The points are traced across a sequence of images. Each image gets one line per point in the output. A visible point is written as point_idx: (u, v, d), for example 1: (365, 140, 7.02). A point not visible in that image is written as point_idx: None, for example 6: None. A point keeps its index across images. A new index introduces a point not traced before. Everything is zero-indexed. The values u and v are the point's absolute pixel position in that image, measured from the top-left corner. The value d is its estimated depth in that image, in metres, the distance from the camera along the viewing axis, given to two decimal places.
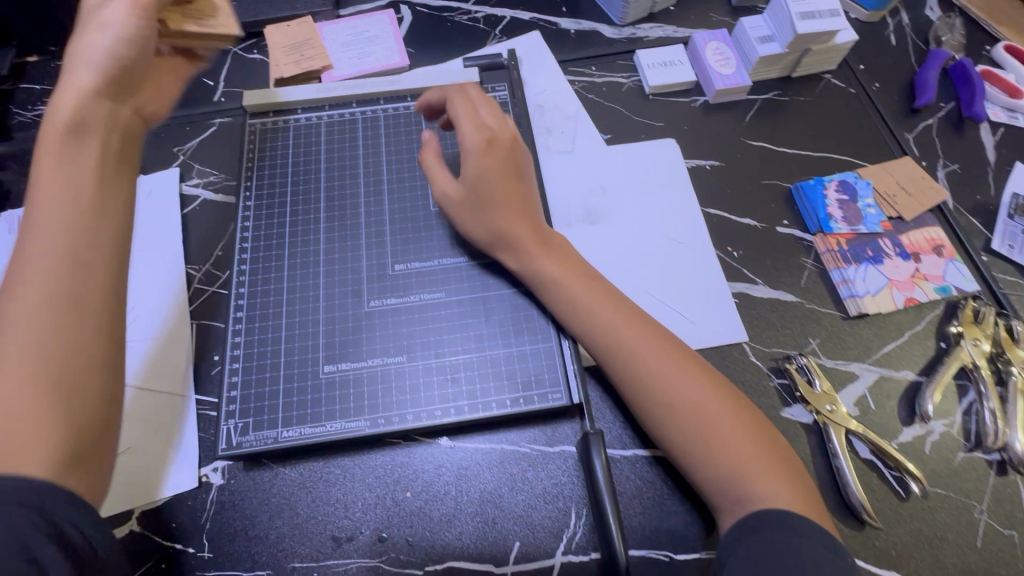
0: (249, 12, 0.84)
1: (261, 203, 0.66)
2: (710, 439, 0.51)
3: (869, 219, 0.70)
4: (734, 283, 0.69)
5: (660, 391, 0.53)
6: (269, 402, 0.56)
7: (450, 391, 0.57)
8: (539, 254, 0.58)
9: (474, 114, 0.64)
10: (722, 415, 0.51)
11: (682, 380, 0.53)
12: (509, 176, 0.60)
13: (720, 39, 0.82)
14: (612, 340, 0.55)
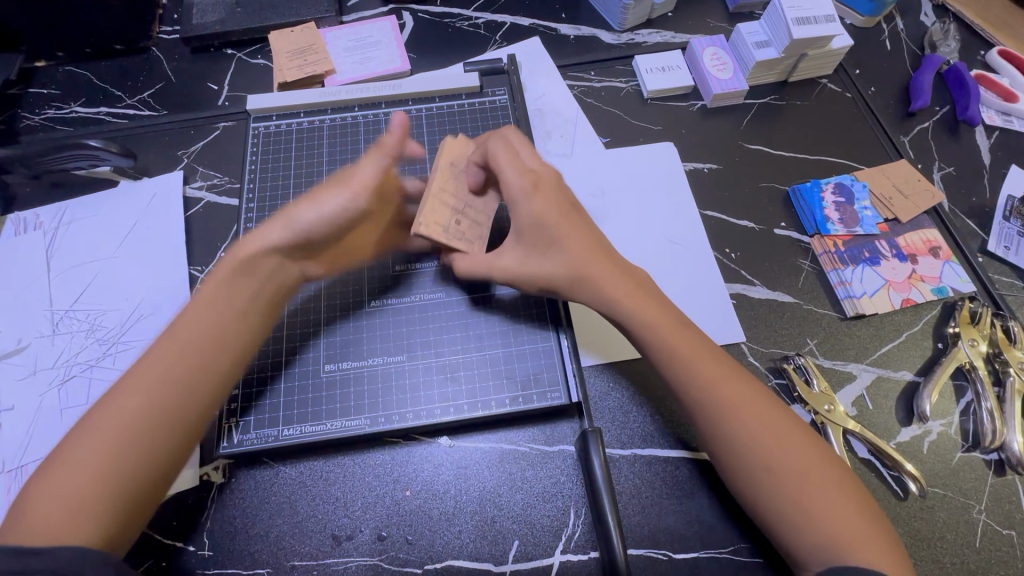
0: (253, 19, 0.86)
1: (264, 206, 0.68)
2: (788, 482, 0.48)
3: (865, 221, 0.71)
4: (732, 284, 0.70)
5: (734, 422, 0.50)
6: (270, 401, 0.57)
7: (450, 391, 0.58)
8: (624, 297, 0.55)
9: (513, 154, 0.57)
10: (797, 456, 0.49)
11: (756, 414, 0.51)
12: (573, 222, 0.57)
13: (718, 44, 0.83)
14: (713, 393, 0.51)
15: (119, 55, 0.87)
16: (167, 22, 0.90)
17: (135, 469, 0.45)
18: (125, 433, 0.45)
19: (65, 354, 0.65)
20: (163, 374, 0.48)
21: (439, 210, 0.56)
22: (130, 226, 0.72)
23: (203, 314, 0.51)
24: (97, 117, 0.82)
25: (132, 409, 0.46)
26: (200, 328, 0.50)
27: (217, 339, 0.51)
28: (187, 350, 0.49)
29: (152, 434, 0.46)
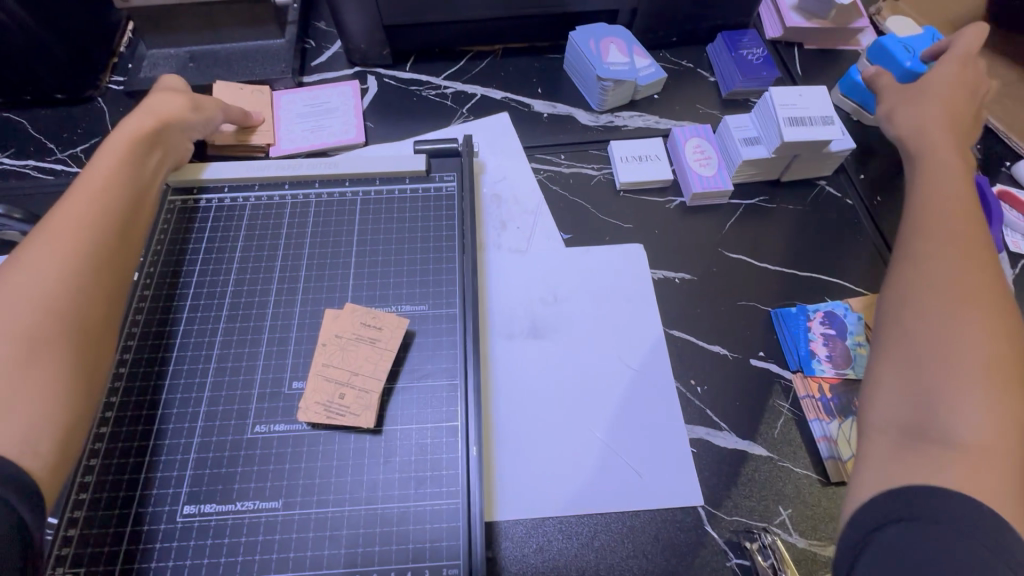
0: (206, 78, 0.81)
1: (159, 293, 0.59)
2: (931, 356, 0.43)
3: (859, 362, 0.60)
4: (695, 427, 0.59)
5: (922, 288, 0.47)
6: (109, 550, 0.47)
7: (326, 552, 0.47)
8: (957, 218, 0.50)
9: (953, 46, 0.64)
10: (964, 330, 0.43)
11: (938, 280, 0.46)
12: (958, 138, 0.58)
13: (702, 135, 0.74)
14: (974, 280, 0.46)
15: (62, 104, 0.82)
16: (120, 71, 0.85)
17: (70, 343, 0.45)
18: (47, 305, 0.45)
19: None
20: (80, 264, 0.49)
21: (321, 387, 0.52)
22: None
23: (104, 208, 0.53)
24: (22, 171, 0.76)
25: (59, 289, 0.46)
26: (100, 207, 0.53)
27: (115, 220, 0.53)
28: (88, 230, 0.51)
29: (81, 307, 0.47)
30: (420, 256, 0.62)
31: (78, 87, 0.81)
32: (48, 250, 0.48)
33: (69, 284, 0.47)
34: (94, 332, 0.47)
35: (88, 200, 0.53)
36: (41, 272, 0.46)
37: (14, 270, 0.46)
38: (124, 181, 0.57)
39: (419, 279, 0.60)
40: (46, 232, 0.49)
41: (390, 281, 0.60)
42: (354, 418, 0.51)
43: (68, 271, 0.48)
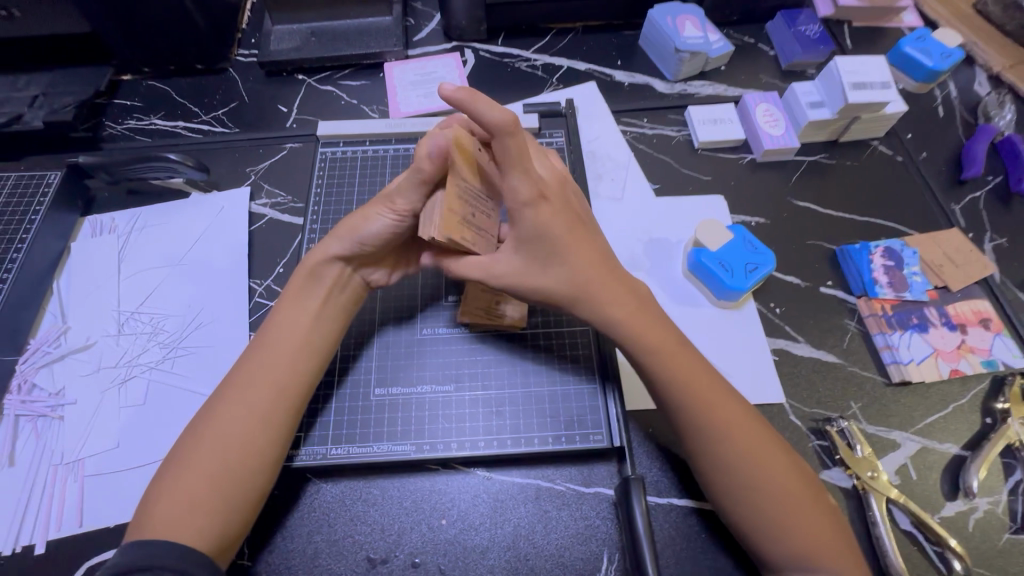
0: (327, 49, 0.91)
1: (325, 228, 0.74)
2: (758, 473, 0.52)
3: (915, 286, 0.71)
4: (775, 339, 0.70)
5: (719, 420, 0.53)
6: (322, 419, 0.60)
7: (494, 423, 0.60)
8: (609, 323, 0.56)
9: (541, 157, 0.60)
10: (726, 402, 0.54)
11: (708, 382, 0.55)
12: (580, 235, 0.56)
13: (771, 101, 0.85)
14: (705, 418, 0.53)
15: (200, 74, 0.92)
16: (245, 45, 0.95)
17: (223, 511, 0.49)
18: (217, 484, 0.50)
19: (128, 354, 0.68)
20: (252, 440, 0.52)
21: (479, 295, 0.63)
22: (196, 235, 0.76)
23: (294, 324, 0.57)
24: (174, 131, 0.86)
25: (225, 468, 0.50)
26: (287, 327, 0.57)
27: (299, 333, 0.57)
28: (276, 352, 0.56)
29: (238, 485, 0.50)
30: None
31: (214, 58, 0.91)
32: (229, 420, 0.52)
33: (231, 462, 0.50)
34: (270, 447, 0.53)
35: (274, 368, 0.55)
36: (211, 456, 0.50)
37: (204, 430, 0.52)
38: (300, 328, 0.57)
39: None
40: (253, 358, 0.56)
41: None
42: (510, 319, 0.63)
43: (232, 452, 0.51)
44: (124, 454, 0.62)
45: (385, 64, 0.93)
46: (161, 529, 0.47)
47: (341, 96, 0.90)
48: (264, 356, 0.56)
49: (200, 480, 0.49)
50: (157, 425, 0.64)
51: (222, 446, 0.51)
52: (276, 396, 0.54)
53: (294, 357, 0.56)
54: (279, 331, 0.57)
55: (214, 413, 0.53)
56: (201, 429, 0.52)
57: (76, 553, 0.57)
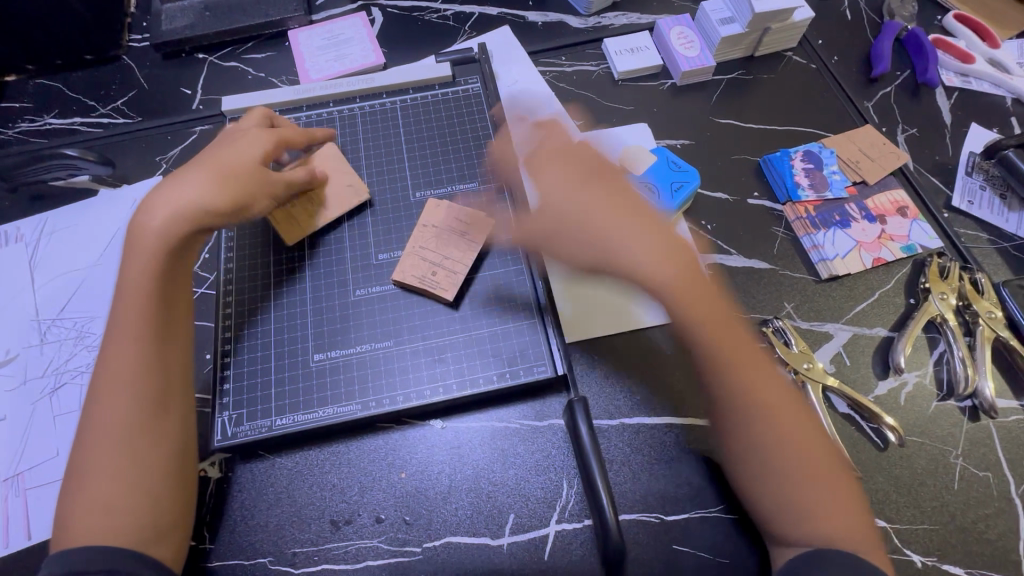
0: (224, 23, 0.86)
1: None
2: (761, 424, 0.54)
3: (834, 185, 0.73)
4: (709, 255, 0.71)
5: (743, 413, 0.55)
6: (263, 393, 0.60)
7: (438, 370, 0.61)
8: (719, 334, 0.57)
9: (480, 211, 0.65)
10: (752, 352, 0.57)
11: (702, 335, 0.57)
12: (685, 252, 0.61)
13: (684, 23, 0.84)
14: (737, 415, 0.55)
15: (90, 65, 0.86)
16: (137, 29, 0.88)
17: (152, 503, 0.49)
18: (130, 478, 0.49)
19: (55, 361, 0.65)
20: (144, 421, 0.51)
21: (417, 264, 0.64)
22: (111, 232, 0.73)
23: (147, 293, 0.54)
24: (71, 128, 0.81)
25: (126, 464, 0.49)
26: (141, 300, 0.54)
27: (155, 297, 0.55)
28: (135, 330, 0.53)
29: (149, 471, 0.50)
30: (462, 151, 0.74)
31: (103, 46, 0.85)
32: (110, 421, 0.50)
33: (130, 456, 0.49)
34: (160, 423, 0.51)
35: (136, 345, 0.53)
36: (108, 460, 0.49)
37: (90, 440, 0.50)
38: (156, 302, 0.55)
39: (464, 161, 0.73)
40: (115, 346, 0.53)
41: (441, 168, 0.73)
42: (443, 269, 0.63)
43: (129, 444, 0.50)
44: (66, 462, 0.60)
45: (289, 32, 0.88)
46: (93, 534, 0.47)
47: (248, 71, 0.85)
48: (125, 341, 0.53)
49: (112, 481, 0.49)
50: None
51: (111, 445, 0.50)
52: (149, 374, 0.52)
53: (154, 326, 0.54)
54: (131, 307, 0.54)
55: (97, 412, 0.51)
56: (89, 432, 0.51)
57: (31, 564, 0.56)
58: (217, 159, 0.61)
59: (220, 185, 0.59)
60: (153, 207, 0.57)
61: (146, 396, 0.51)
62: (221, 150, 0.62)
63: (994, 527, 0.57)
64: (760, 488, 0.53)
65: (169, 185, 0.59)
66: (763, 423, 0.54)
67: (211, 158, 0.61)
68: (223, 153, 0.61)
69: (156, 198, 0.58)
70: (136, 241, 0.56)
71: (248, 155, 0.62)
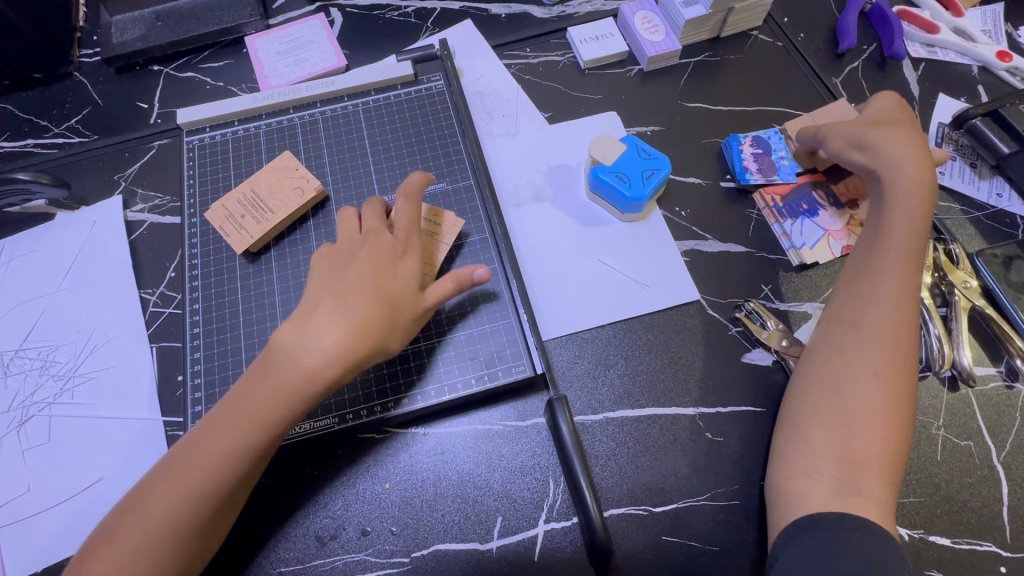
0: (176, 33, 0.84)
1: (207, 235, 0.69)
2: (837, 383, 0.54)
3: (783, 170, 0.72)
4: (684, 242, 0.71)
5: (848, 363, 0.54)
6: None
7: (415, 377, 0.60)
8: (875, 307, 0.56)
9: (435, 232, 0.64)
10: (887, 320, 0.55)
11: (880, 297, 0.56)
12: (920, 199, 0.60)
13: (648, 7, 0.83)
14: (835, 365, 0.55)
15: (40, 84, 0.82)
16: (87, 44, 0.85)
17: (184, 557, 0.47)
18: (165, 543, 0.46)
19: (21, 394, 0.63)
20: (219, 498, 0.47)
21: None
22: (72, 256, 0.70)
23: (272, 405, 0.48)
24: (23, 151, 0.78)
25: (167, 523, 0.46)
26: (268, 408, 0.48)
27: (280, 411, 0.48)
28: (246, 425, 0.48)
29: (177, 545, 0.46)
30: (430, 152, 0.72)
31: (51, 63, 0.82)
32: (160, 492, 0.46)
33: (166, 531, 0.46)
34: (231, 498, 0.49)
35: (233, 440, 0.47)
36: (146, 522, 0.46)
37: (130, 502, 0.47)
38: (284, 421, 0.49)
39: (431, 162, 0.72)
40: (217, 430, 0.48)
41: (408, 171, 0.71)
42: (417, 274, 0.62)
43: (171, 521, 0.46)
44: (38, 497, 0.59)
45: (246, 38, 0.86)
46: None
47: (204, 81, 0.83)
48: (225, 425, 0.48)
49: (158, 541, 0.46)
50: (70, 459, 0.60)
51: (148, 516, 0.46)
52: (223, 466, 0.47)
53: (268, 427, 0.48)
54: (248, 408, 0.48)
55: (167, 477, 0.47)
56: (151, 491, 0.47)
57: None
58: (377, 282, 0.52)
59: (391, 324, 0.51)
60: (309, 338, 0.49)
61: (214, 487, 0.47)
62: (381, 267, 0.53)
63: (978, 496, 0.58)
64: (808, 446, 0.52)
65: (327, 307, 0.50)
66: (852, 374, 0.53)
67: (365, 275, 0.52)
68: (385, 277, 0.53)
69: (318, 321, 0.49)
70: (285, 370, 0.49)
71: (410, 283, 0.54)
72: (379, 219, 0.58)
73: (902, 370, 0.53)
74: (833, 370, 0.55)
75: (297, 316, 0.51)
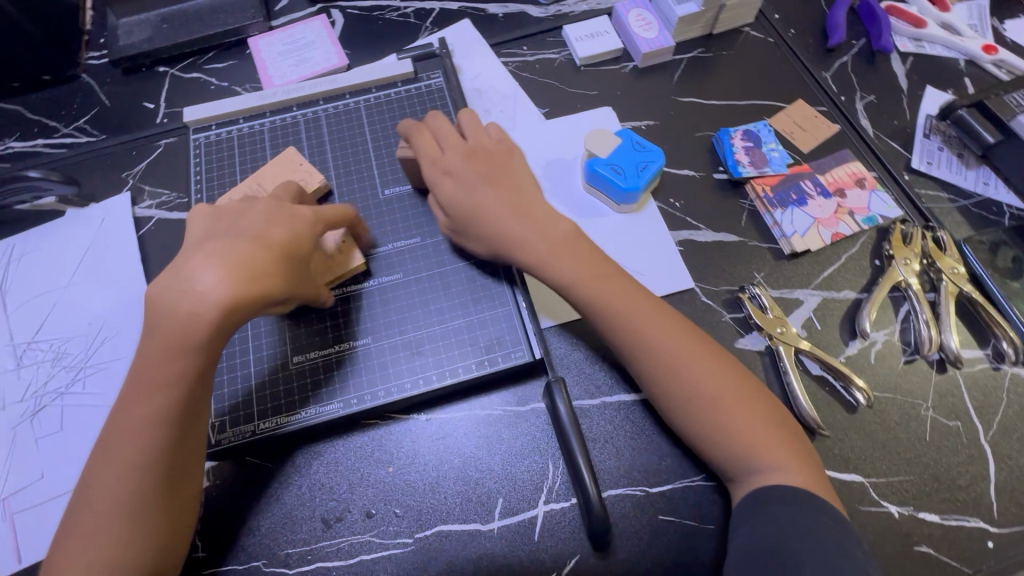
0: (182, 34, 0.86)
1: None
2: (692, 366, 0.54)
3: (774, 162, 0.74)
4: (678, 232, 0.72)
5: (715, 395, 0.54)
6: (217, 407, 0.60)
7: (417, 364, 0.62)
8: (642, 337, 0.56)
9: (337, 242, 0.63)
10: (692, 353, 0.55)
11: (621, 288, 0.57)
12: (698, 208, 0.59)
13: (642, 5, 0.85)
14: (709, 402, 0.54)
15: (49, 85, 0.84)
16: (94, 46, 0.86)
17: (139, 529, 0.48)
18: (122, 513, 0.48)
19: (34, 385, 0.65)
20: (145, 468, 0.49)
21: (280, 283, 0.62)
22: (82, 251, 0.72)
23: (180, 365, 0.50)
24: (33, 151, 0.80)
25: (119, 497, 0.48)
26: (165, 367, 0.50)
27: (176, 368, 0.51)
28: (156, 394, 0.50)
29: (142, 517, 0.48)
30: None
31: (61, 65, 0.84)
32: (105, 468, 0.49)
33: (131, 506, 0.48)
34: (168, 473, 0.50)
35: (142, 411, 0.50)
36: (101, 501, 0.48)
37: (88, 486, 0.49)
38: (192, 377, 0.50)
39: None
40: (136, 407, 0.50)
41: None
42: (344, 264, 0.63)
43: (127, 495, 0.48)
44: (50, 483, 0.61)
45: (250, 39, 0.88)
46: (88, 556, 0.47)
47: (209, 81, 0.85)
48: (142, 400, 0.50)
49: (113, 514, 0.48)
50: (82, 447, 0.62)
51: (109, 493, 0.48)
52: (154, 431, 0.49)
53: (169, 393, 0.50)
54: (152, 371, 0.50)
55: (101, 462, 0.49)
56: (95, 474, 0.49)
57: None
58: (263, 230, 0.54)
59: (281, 268, 0.53)
60: (191, 282, 0.50)
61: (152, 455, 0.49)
62: (275, 217, 0.56)
63: (967, 474, 0.59)
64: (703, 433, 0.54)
65: (213, 258, 0.52)
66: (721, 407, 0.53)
67: (256, 224, 0.55)
68: (274, 229, 0.55)
69: (206, 270, 0.51)
70: (173, 321, 0.50)
71: (298, 232, 0.56)
72: (288, 193, 0.62)
73: (695, 335, 0.56)
74: (717, 410, 0.53)
75: (175, 273, 0.51)
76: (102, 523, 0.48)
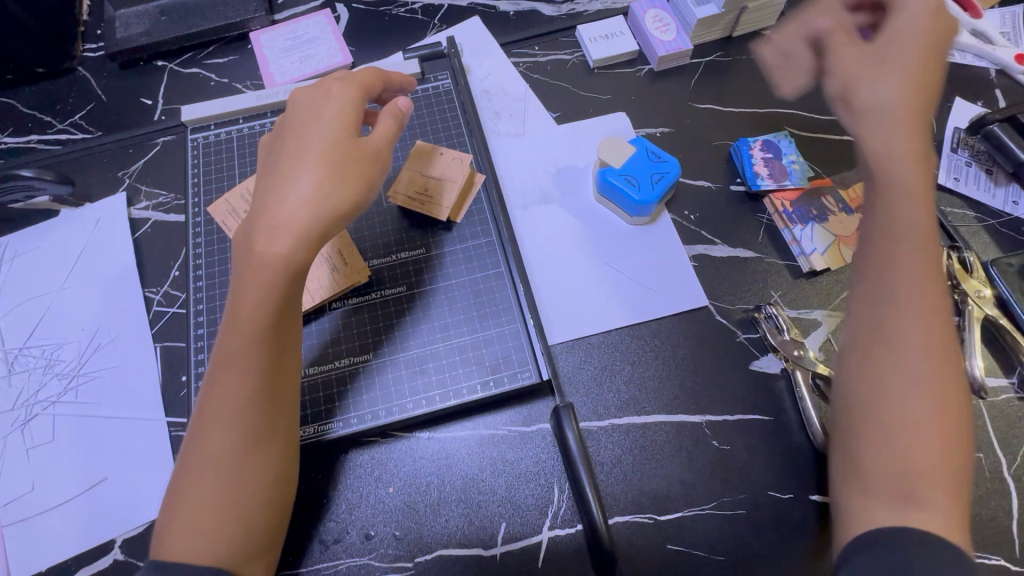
0: (180, 27, 0.83)
1: (211, 235, 0.68)
2: (879, 354, 0.44)
3: (794, 174, 0.71)
4: (693, 246, 0.70)
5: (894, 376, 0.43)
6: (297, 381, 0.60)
7: (420, 382, 0.60)
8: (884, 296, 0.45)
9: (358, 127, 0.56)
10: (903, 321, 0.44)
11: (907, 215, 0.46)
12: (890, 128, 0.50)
13: (659, 6, 0.81)
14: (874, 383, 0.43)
15: (44, 78, 0.82)
16: (90, 39, 0.84)
17: (250, 498, 0.46)
18: (232, 477, 0.45)
19: (25, 392, 0.63)
20: (251, 422, 0.46)
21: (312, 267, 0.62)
22: (77, 252, 0.70)
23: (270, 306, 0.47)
24: (27, 147, 0.77)
25: (226, 462, 0.45)
26: (259, 304, 0.46)
27: (273, 307, 0.47)
28: (257, 340, 0.46)
29: (256, 476, 0.46)
30: None
31: (55, 58, 0.81)
32: (209, 428, 0.45)
33: (233, 472, 0.45)
34: (275, 426, 0.47)
35: (236, 355, 0.46)
36: (208, 468, 0.45)
37: (186, 458, 0.46)
38: (278, 322, 0.47)
39: None
40: (232, 351, 0.46)
41: None
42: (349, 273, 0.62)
43: (235, 464, 0.45)
44: (41, 496, 0.59)
45: (251, 33, 0.85)
46: (197, 530, 0.44)
47: (209, 77, 0.82)
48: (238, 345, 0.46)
49: (221, 481, 0.45)
50: (74, 459, 0.60)
51: (210, 463, 0.45)
52: (252, 381, 0.46)
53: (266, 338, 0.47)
54: (242, 309, 0.46)
55: (204, 420, 0.46)
56: (197, 435, 0.46)
57: None
58: (312, 141, 0.50)
59: (344, 174, 0.49)
60: (263, 221, 0.47)
61: (251, 417, 0.46)
62: (311, 123, 0.51)
63: (988, 508, 0.57)
64: (857, 419, 0.44)
65: (280, 182, 0.49)
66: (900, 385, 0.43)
67: (303, 137, 0.51)
68: (320, 134, 0.50)
69: (278, 200, 0.48)
70: (253, 262, 0.47)
71: (347, 126, 0.51)
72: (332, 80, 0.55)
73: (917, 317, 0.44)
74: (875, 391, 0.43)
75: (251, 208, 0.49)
76: (210, 492, 0.45)
